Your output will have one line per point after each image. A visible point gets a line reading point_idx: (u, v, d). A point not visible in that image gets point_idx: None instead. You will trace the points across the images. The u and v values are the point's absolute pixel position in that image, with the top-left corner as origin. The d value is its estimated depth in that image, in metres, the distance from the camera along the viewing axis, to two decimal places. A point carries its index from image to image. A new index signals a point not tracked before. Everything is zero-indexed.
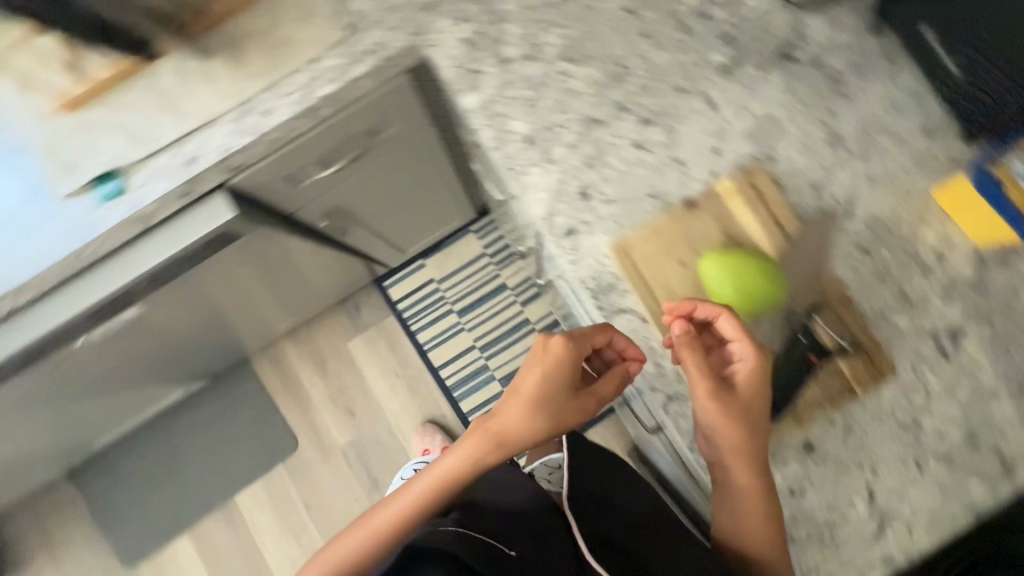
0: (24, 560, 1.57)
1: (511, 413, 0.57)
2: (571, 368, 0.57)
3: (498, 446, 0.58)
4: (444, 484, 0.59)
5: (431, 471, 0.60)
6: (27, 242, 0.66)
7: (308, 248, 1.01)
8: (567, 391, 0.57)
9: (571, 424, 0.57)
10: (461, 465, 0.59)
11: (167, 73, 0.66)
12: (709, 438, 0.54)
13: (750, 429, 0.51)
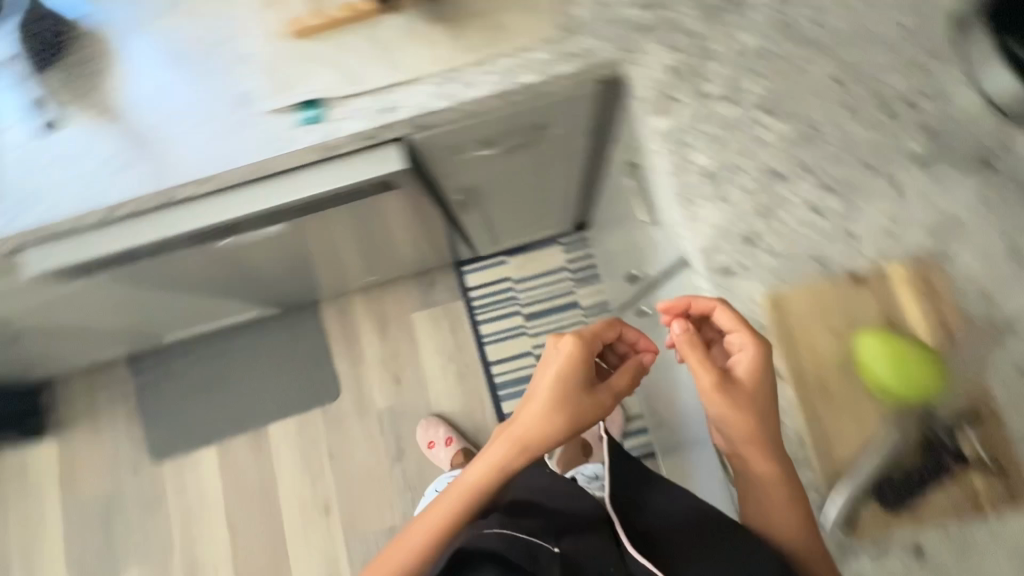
0: (68, 423, 1.67)
1: (532, 420, 0.59)
2: (582, 358, 0.61)
3: (521, 455, 0.59)
4: (469, 502, 0.59)
5: (456, 491, 0.60)
6: (224, 141, 0.72)
7: (429, 214, 1.06)
8: (583, 386, 0.61)
9: (590, 418, 0.60)
10: (486, 482, 0.60)
11: (390, 27, 0.71)
12: (722, 435, 0.57)
13: (759, 419, 0.53)
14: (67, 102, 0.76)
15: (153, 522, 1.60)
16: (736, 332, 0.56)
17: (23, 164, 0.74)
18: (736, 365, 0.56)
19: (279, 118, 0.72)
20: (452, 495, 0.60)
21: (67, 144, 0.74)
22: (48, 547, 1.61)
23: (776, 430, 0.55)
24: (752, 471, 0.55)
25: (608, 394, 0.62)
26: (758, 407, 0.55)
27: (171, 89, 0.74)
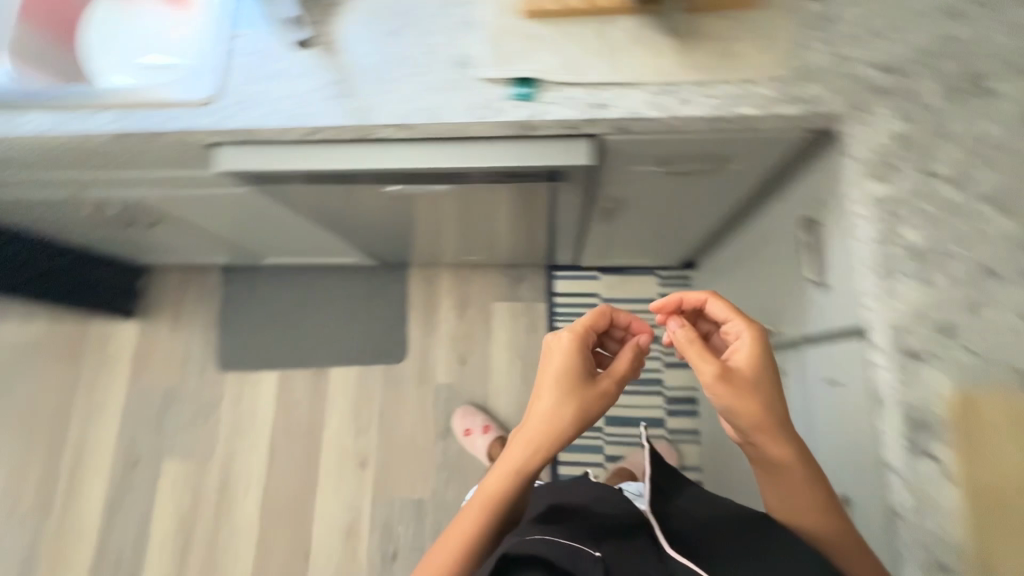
0: (154, 312, 1.77)
1: (540, 419, 0.73)
2: (580, 357, 0.76)
3: (532, 455, 0.73)
4: (493, 503, 0.72)
5: (483, 497, 0.72)
6: (432, 94, 0.74)
7: (567, 212, 1.06)
8: (583, 382, 0.75)
9: (598, 400, 0.74)
10: (505, 484, 0.73)
11: (621, 28, 0.72)
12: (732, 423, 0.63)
13: (762, 400, 0.60)
14: (298, 25, 0.80)
15: (203, 426, 1.67)
16: (733, 321, 0.68)
17: (247, 71, 0.79)
18: (735, 352, 0.65)
19: (491, 89, 0.73)
20: (479, 503, 0.73)
21: (289, 63, 0.79)
22: (105, 420, 1.70)
23: (782, 413, 0.61)
24: (773, 462, 0.61)
25: (609, 381, 0.76)
26: (771, 399, 0.61)
27: (396, 36, 0.77)
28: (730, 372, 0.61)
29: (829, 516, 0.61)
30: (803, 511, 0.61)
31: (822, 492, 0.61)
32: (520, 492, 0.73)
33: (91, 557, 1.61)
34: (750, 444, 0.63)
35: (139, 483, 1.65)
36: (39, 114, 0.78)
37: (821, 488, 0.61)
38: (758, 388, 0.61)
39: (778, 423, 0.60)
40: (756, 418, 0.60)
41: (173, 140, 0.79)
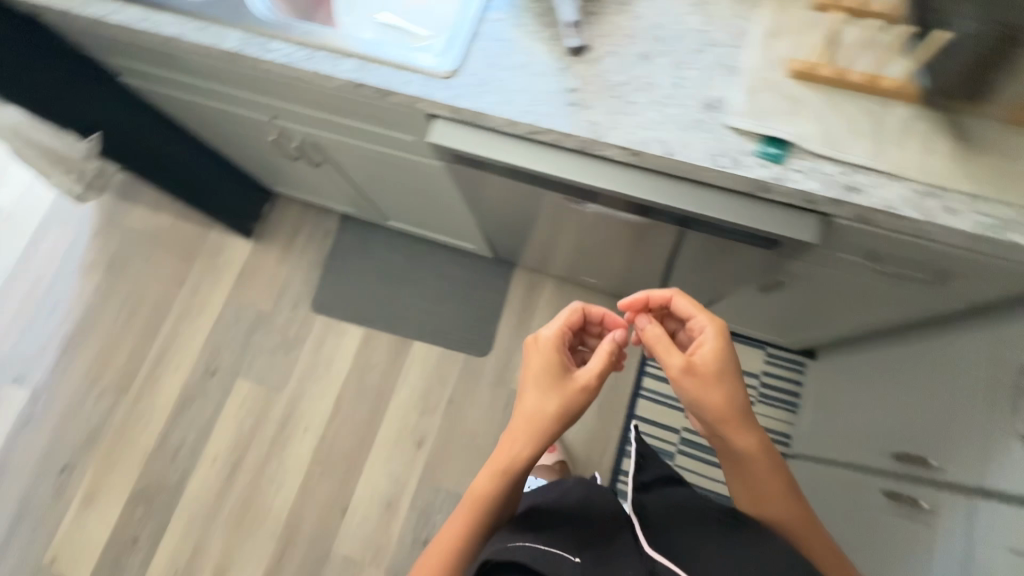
0: (266, 238, 1.84)
1: (521, 423, 0.83)
2: (553, 361, 0.84)
3: (509, 455, 0.83)
4: (480, 501, 0.84)
5: (470, 496, 0.84)
6: (671, 128, 0.72)
7: (726, 272, 1.02)
8: (559, 384, 0.84)
9: (580, 392, 0.84)
10: (493, 481, 0.84)
11: (894, 115, 0.68)
12: (701, 418, 0.82)
13: (720, 393, 0.78)
14: (551, 23, 0.78)
15: (282, 358, 1.72)
16: (698, 321, 0.83)
17: (491, 56, 0.78)
18: (700, 351, 0.80)
19: (738, 141, 0.70)
20: (468, 501, 0.85)
21: (535, 58, 0.77)
22: (199, 323, 1.79)
23: (739, 402, 0.78)
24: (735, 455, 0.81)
25: (583, 381, 0.84)
26: (728, 399, 0.78)
27: (649, 60, 0.75)
28: (694, 372, 0.78)
29: (782, 502, 0.81)
30: (765, 498, 0.82)
31: (775, 480, 0.81)
32: (508, 490, 0.84)
33: (151, 445, 1.69)
34: (716, 438, 0.83)
35: (211, 391, 1.72)
36: (287, 46, 0.82)
37: (775, 476, 0.82)
38: (713, 385, 0.78)
39: (733, 417, 0.78)
40: (717, 415, 0.78)
41: (396, 102, 0.81)
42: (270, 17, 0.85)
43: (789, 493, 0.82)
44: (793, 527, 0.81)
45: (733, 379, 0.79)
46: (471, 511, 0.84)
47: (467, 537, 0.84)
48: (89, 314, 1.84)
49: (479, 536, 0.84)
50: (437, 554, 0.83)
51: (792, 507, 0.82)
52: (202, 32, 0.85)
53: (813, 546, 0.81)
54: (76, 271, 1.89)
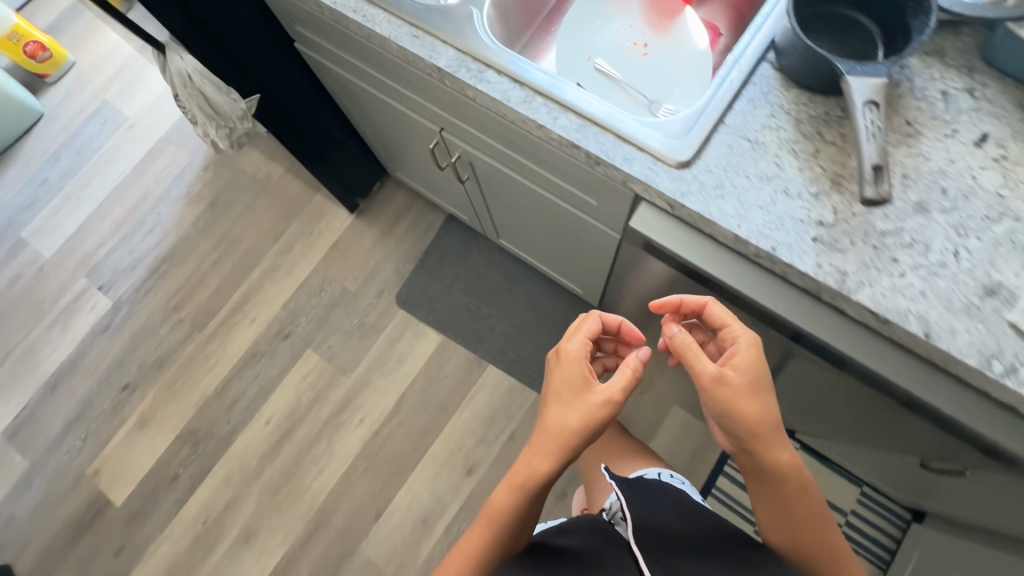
0: (369, 218, 1.80)
1: (541, 439, 0.72)
2: (571, 370, 0.72)
3: (526, 472, 0.72)
4: (496, 518, 0.74)
5: (485, 516, 0.75)
6: (936, 303, 0.60)
7: (890, 439, 0.89)
8: (578, 391, 0.72)
9: (611, 406, 0.70)
10: (507, 495, 0.74)
11: None
12: (727, 433, 0.70)
13: (752, 408, 0.65)
14: (812, 134, 0.67)
15: (356, 342, 1.69)
16: (730, 326, 0.68)
17: (733, 155, 0.68)
18: (734, 363, 0.66)
19: (1017, 343, 0.58)
20: (480, 522, 0.75)
21: (785, 173, 0.66)
22: (284, 283, 1.77)
23: (769, 416, 0.66)
24: (762, 476, 0.70)
25: (604, 395, 0.70)
26: (760, 416, 0.66)
27: (926, 214, 0.63)
28: (730, 385, 0.65)
29: (804, 529, 0.72)
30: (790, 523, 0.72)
31: (799, 503, 0.71)
32: (523, 510, 0.74)
33: (211, 389, 1.69)
34: (743, 455, 0.71)
35: (280, 354, 1.70)
36: (503, 82, 0.75)
37: (800, 500, 0.71)
38: (750, 400, 0.65)
39: (763, 436, 0.66)
40: (749, 435, 0.66)
41: (604, 172, 0.73)
42: (492, 42, 0.77)
43: (815, 519, 0.71)
44: (817, 557, 0.72)
45: (767, 394, 0.67)
46: (484, 535, 0.75)
47: (479, 563, 0.74)
48: (185, 243, 1.85)
49: (495, 559, 0.75)
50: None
51: (817, 535, 0.72)
52: (415, 41, 0.79)
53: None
54: (182, 198, 1.90)
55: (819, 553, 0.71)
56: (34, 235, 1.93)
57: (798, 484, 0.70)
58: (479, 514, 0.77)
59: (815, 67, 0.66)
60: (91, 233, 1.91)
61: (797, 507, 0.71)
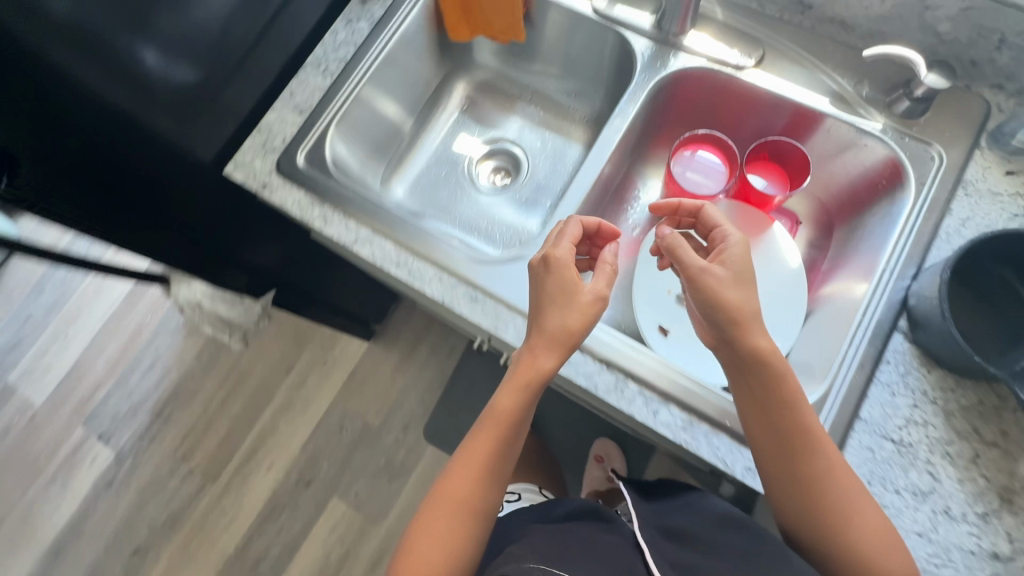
0: (386, 344, 1.68)
1: (542, 337, 0.59)
2: (555, 264, 0.61)
3: (533, 372, 0.59)
4: (496, 424, 0.61)
5: (491, 422, 0.61)
6: None
7: None
8: (563, 289, 0.60)
9: (585, 297, 0.60)
10: (512, 403, 0.60)
11: None
12: (710, 324, 0.58)
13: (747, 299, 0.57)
14: (967, 431, 0.57)
15: (385, 486, 1.56)
16: (723, 227, 0.63)
17: (876, 462, 0.57)
18: (724, 258, 0.59)
19: None
20: (487, 435, 0.61)
21: (942, 487, 0.56)
22: (301, 421, 1.65)
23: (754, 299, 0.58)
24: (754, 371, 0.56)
25: (594, 293, 0.60)
26: (749, 302, 0.57)
27: None
28: (719, 279, 0.57)
29: (809, 459, 0.54)
30: (789, 451, 0.54)
31: (803, 423, 0.55)
32: (512, 427, 0.61)
33: (230, 549, 1.56)
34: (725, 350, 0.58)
35: (303, 505, 1.57)
36: (586, 361, 0.63)
37: (805, 411, 0.55)
38: (737, 288, 0.57)
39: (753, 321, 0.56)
40: (731, 325, 0.56)
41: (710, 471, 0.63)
42: None
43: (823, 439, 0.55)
44: (837, 506, 0.53)
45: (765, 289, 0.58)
46: (493, 445, 0.61)
47: (469, 485, 0.61)
48: (188, 381, 1.72)
49: (483, 482, 0.61)
50: (452, 501, 0.61)
51: (828, 471, 0.54)
52: (473, 304, 0.67)
53: (870, 537, 0.52)
54: (180, 329, 1.77)
55: (837, 498, 0.53)
56: (23, 379, 1.78)
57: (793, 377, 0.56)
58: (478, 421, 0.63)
59: (973, 365, 0.55)
60: (84, 373, 1.76)
61: (797, 424, 0.55)
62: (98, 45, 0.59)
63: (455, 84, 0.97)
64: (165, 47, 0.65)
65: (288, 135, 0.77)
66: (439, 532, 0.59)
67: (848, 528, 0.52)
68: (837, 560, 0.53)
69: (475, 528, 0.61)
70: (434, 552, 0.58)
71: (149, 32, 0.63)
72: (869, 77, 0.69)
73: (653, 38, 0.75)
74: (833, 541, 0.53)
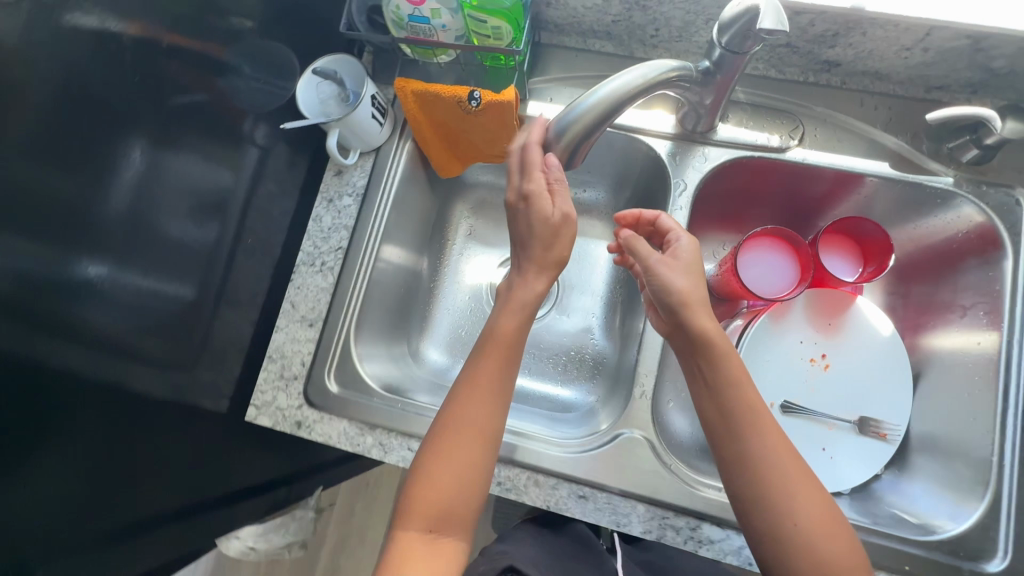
0: None
1: (531, 263, 0.56)
2: (537, 201, 0.54)
3: (530, 295, 0.56)
4: (506, 347, 0.54)
5: (495, 342, 0.54)
6: None
7: None
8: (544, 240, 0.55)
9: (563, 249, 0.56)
10: (521, 326, 0.55)
11: None
12: (661, 305, 0.55)
13: (698, 288, 0.54)
14: None
15: None
16: (677, 230, 0.58)
17: None
18: (677, 254, 0.55)
19: None
20: (494, 359, 0.54)
21: None
22: None
23: (702, 292, 0.54)
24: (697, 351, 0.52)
25: (561, 211, 0.55)
26: (695, 291, 0.53)
27: None
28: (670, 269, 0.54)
29: (752, 430, 0.49)
30: (728, 427, 0.50)
31: (747, 396, 0.51)
32: (518, 350, 0.55)
33: None
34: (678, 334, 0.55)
35: None
36: (731, 537, 0.57)
37: (747, 383, 0.51)
38: (687, 275, 0.54)
39: (700, 308, 0.53)
40: (681, 309, 0.53)
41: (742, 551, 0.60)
42: (689, 479, 0.59)
43: (767, 414, 0.50)
44: (778, 487, 0.47)
45: (700, 276, 0.55)
46: (499, 365, 0.53)
47: (479, 423, 0.51)
48: None
49: (489, 414, 0.52)
50: (461, 432, 0.51)
51: (768, 447, 0.49)
52: (583, 502, 0.59)
53: (812, 519, 0.47)
54: None
55: (775, 480, 0.48)
56: None
57: (734, 350, 0.53)
58: (476, 348, 0.55)
59: None
60: None
61: (741, 395, 0.51)
62: (34, 297, 0.45)
63: (452, 213, 0.87)
64: (114, 258, 0.52)
65: (307, 356, 0.67)
66: (458, 461, 0.50)
67: (791, 511, 0.47)
68: (775, 553, 0.47)
69: (490, 451, 0.51)
70: (448, 478, 0.49)
71: (92, 246, 0.50)
72: (922, 130, 0.64)
73: (678, 137, 0.67)
74: (777, 527, 0.47)
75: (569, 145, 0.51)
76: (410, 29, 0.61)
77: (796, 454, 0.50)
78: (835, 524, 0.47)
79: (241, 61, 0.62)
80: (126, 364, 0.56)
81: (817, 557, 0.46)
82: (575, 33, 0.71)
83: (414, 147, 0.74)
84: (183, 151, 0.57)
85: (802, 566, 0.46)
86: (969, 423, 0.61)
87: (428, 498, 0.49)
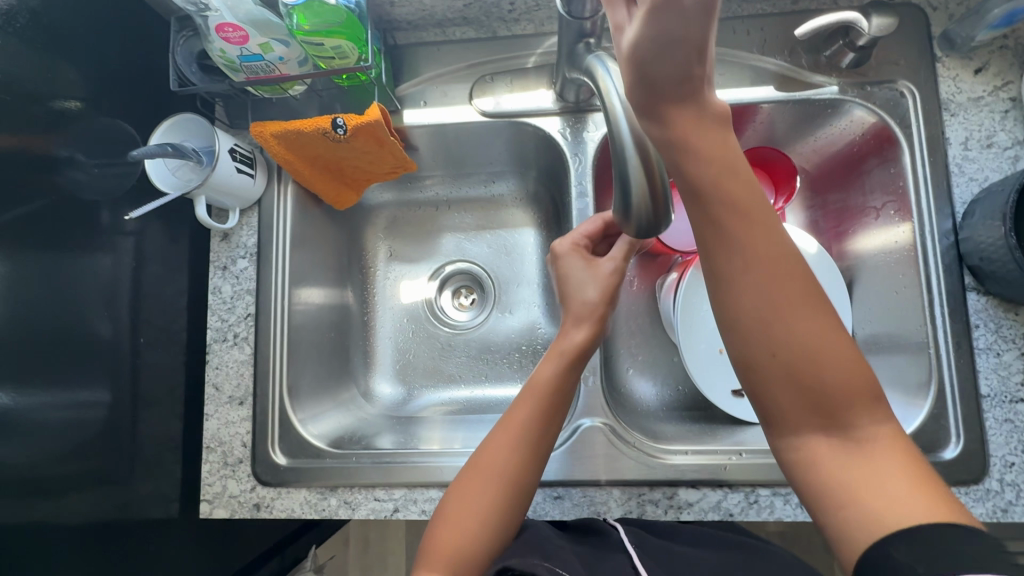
0: None
1: None
2: (567, 256, 0.58)
3: (567, 342, 0.55)
4: (538, 392, 0.53)
5: (527, 391, 0.53)
6: None
7: None
8: (578, 292, 0.57)
9: (596, 293, 0.56)
10: (555, 372, 0.53)
11: None
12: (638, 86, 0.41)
13: (636, 85, 0.37)
14: None
15: None
16: None
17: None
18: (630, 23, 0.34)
19: None
20: (523, 407, 0.53)
21: None
22: None
23: (649, 86, 0.36)
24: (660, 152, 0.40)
25: (613, 262, 0.57)
26: (634, 96, 0.38)
27: None
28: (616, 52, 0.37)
29: (734, 241, 0.39)
30: (705, 245, 0.40)
31: (721, 208, 0.39)
32: (559, 403, 0.53)
33: None
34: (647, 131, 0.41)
35: None
36: (706, 494, 0.57)
37: (727, 187, 0.39)
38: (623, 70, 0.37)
39: (645, 112, 0.39)
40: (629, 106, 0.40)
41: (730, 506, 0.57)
42: (651, 448, 0.60)
43: (753, 223, 0.39)
44: (761, 310, 0.38)
45: (651, 72, 0.35)
46: (531, 415, 0.52)
47: (503, 470, 0.50)
48: None
49: (514, 462, 0.50)
50: (482, 474, 0.50)
51: (748, 267, 0.39)
52: (560, 502, 0.59)
53: (796, 346, 0.38)
54: None
55: (758, 303, 0.38)
56: None
57: (717, 144, 0.39)
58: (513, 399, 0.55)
59: None
60: None
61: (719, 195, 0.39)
62: None
63: (366, 240, 0.83)
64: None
65: (246, 436, 0.64)
66: (474, 506, 0.49)
67: (770, 340, 0.38)
68: (753, 388, 0.40)
69: (513, 501, 0.50)
70: (466, 521, 0.49)
71: None
72: (798, 43, 0.63)
73: (564, 111, 0.65)
74: (755, 362, 0.39)
75: (638, 212, 0.42)
76: (246, 69, 0.56)
77: (799, 268, 0.39)
78: (835, 372, 0.38)
79: (73, 148, 0.55)
80: (42, 511, 0.50)
81: (803, 388, 0.38)
82: (430, 26, 0.67)
83: (298, 187, 0.69)
84: (39, 263, 0.51)
85: (782, 401, 0.39)
86: (902, 319, 0.61)
87: (456, 526, 0.48)
